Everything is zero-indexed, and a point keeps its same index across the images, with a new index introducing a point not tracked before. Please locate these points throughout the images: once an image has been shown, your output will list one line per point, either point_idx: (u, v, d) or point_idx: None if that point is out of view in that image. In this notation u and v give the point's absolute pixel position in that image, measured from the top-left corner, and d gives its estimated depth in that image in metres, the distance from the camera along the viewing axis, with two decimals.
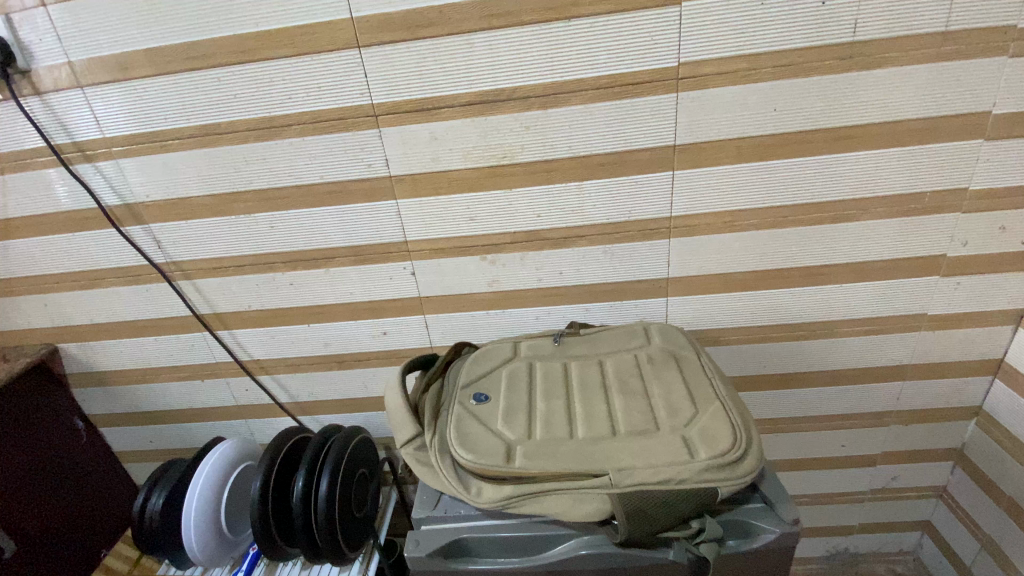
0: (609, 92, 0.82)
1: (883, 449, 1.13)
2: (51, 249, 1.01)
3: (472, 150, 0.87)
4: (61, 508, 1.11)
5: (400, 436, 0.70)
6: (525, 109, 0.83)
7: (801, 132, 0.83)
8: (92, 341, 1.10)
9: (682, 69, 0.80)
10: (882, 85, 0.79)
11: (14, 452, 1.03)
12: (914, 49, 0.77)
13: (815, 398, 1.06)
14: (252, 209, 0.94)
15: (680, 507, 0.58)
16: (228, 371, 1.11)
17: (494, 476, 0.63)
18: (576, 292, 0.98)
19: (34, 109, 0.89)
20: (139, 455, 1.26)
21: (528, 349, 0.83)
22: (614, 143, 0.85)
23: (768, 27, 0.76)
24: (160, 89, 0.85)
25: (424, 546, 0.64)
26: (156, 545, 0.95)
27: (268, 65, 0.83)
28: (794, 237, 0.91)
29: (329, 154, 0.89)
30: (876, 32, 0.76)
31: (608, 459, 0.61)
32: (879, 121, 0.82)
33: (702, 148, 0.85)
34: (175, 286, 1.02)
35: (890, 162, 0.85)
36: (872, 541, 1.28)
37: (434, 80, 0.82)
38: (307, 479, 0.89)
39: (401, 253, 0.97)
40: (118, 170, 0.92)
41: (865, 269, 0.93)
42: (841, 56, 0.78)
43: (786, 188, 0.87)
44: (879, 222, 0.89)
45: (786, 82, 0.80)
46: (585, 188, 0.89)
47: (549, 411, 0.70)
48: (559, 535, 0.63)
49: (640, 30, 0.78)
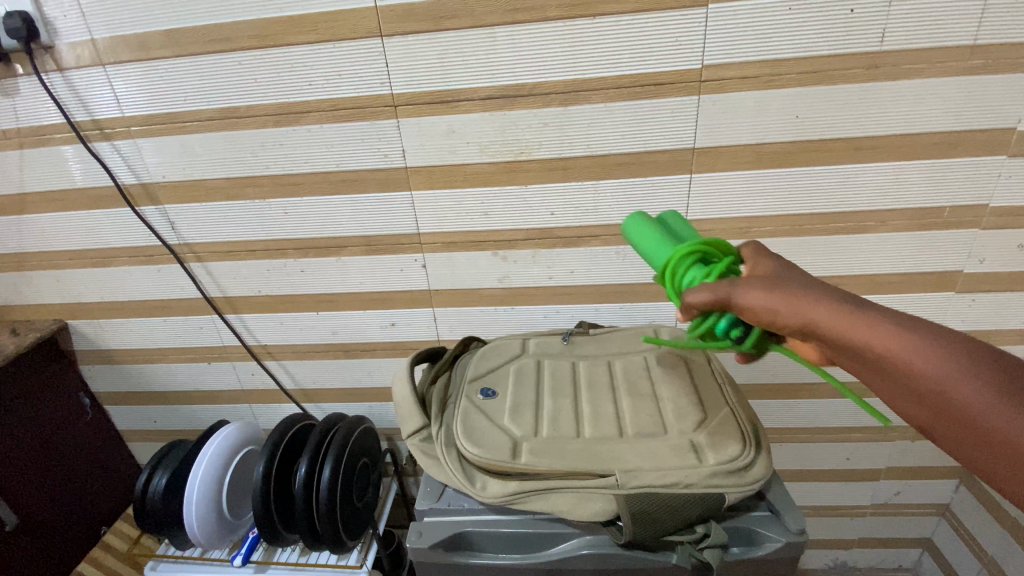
0: (630, 92, 0.81)
1: (887, 464, 1.12)
2: (66, 225, 1.01)
3: (490, 144, 0.86)
4: (65, 483, 1.12)
5: (406, 427, 0.70)
6: (545, 105, 0.83)
7: (823, 140, 0.82)
8: (101, 319, 1.11)
9: (705, 71, 0.79)
10: (906, 97, 0.78)
11: (22, 426, 1.03)
12: (941, 62, 0.76)
13: (821, 409, 1.06)
14: (267, 193, 0.94)
15: (686, 511, 0.57)
16: (235, 354, 1.12)
17: (500, 471, 0.62)
18: (586, 292, 0.97)
19: (55, 84, 0.89)
20: (143, 434, 1.27)
21: (537, 346, 0.83)
22: (633, 143, 0.84)
23: (795, 32, 0.76)
24: (181, 70, 0.86)
25: (427, 538, 0.64)
26: (157, 524, 0.96)
27: (290, 51, 0.83)
28: (809, 246, 0.90)
29: (347, 143, 0.88)
30: (903, 43, 0.75)
31: (614, 459, 0.61)
32: (902, 133, 0.81)
33: (720, 152, 0.84)
34: (187, 268, 1.03)
35: (910, 175, 0.84)
36: (872, 556, 1.27)
37: (454, 73, 0.82)
38: (310, 466, 0.89)
39: (413, 245, 0.97)
40: (135, 149, 0.92)
41: (879, 282, 0.92)
42: (867, 65, 0.77)
43: (804, 196, 0.86)
44: (897, 235, 0.88)
45: (810, 89, 0.79)
46: (601, 187, 0.88)
47: (556, 409, 0.69)
48: (562, 533, 0.62)
49: (664, 31, 0.77)
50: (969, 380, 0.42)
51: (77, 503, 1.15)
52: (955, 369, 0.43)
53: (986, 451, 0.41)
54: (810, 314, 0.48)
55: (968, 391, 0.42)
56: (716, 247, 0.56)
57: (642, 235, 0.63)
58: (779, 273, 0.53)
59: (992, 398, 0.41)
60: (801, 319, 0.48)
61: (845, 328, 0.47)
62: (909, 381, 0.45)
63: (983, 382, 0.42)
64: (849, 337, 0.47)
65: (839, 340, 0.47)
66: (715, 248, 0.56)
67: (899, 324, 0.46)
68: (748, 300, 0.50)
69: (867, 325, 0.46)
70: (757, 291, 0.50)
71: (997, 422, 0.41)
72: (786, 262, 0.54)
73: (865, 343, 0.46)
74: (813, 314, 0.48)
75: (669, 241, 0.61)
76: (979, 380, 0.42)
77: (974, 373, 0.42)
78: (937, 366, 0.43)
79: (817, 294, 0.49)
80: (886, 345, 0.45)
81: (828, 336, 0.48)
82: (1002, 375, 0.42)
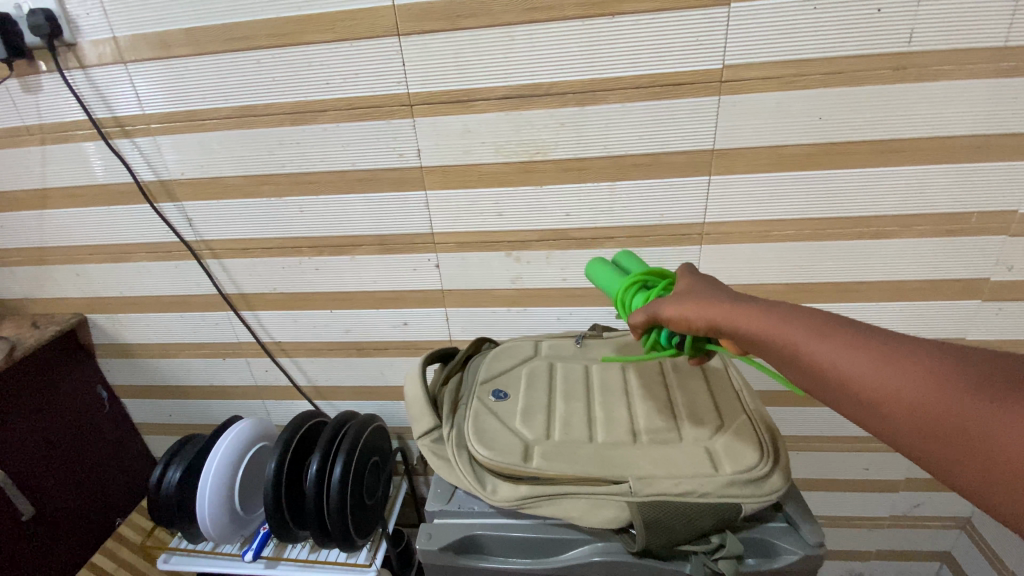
0: (648, 93, 0.80)
1: (907, 475, 1.09)
2: (86, 220, 1.03)
3: (506, 145, 0.86)
4: (81, 474, 1.14)
5: (418, 427, 0.70)
6: (562, 105, 0.82)
7: (847, 143, 0.80)
8: (120, 313, 1.12)
9: (725, 72, 0.78)
10: (934, 99, 0.76)
11: (41, 417, 1.05)
12: (971, 63, 0.74)
13: (840, 418, 1.04)
14: (283, 191, 0.94)
15: (701, 521, 0.56)
16: (249, 350, 1.13)
17: (511, 475, 0.62)
18: (600, 294, 0.96)
19: (77, 82, 0.90)
20: (158, 427, 1.29)
21: (550, 348, 0.82)
22: (650, 144, 0.83)
23: (818, 32, 0.74)
24: (200, 68, 0.86)
25: (436, 540, 0.63)
26: (170, 517, 0.97)
27: (308, 50, 0.83)
28: (830, 250, 0.88)
29: (363, 142, 0.88)
30: (931, 44, 0.73)
31: (627, 465, 0.60)
32: (929, 135, 0.79)
33: (740, 154, 0.83)
34: (203, 265, 1.04)
35: (937, 179, 0.81)
36: (889, 569, 1.24)
37: (471, 72, 0.82)
38: (321, 464, 0.89)
39: (426, 244, 0.96)
40: (155, 147, 0.93)
41: (902, 289, 0.90)
42: (893, 66, 0.75)
43: (826, 200, 0.84)
44: (921, 240, 0.86)
45: (834, 91, 0.77)
46: (617, 188, 0.87)
47: (568, 413, 0.69)
48: (574, 539, 0.61)
49: (684, 30, 0.76)
50: (835, 342, 0.44)
51: (92, 494, 1.17)
52: (824, 335, 0.45)
53: (866, 407, 0.42)
54: (705, 312, 0.53)
55: (837, 355, 0.44)
56: (656, 274, 0.65)
57: (596, 272, 0.72)
58: (692, 285, 0.59)
59: (854, 355, 0.43)
60: (699, 318, 0.54)
61: (735, 321, 0.51)
62: (792, 358, 0.47)
63: (851, 348, 0.43)
64: (738, 327, 0.51)
65: (734, 334, 0.51)
66: (657, 275, 0.64)
67: (777, 308, 0.50)
68: (666, 309, 0.56)
69: (749, 313, 0.50)
70: (671, 303, 0.56)
71: (860, 376, 0.42)
72: (702, 276, 0.61)
73: (750, 330, 0.50)
74: (708, 312, 0.53)
75: (618, 274, 0.69)
76: (844, 343, 0.44)
77: (836, 337, 0.45)
78: (807, 336, 0.46)
79: (712, 296, 0.55)
80: (766, 329, 0.49)
81: (726, 332, 0.52)
82: (863, 335, 0.44)
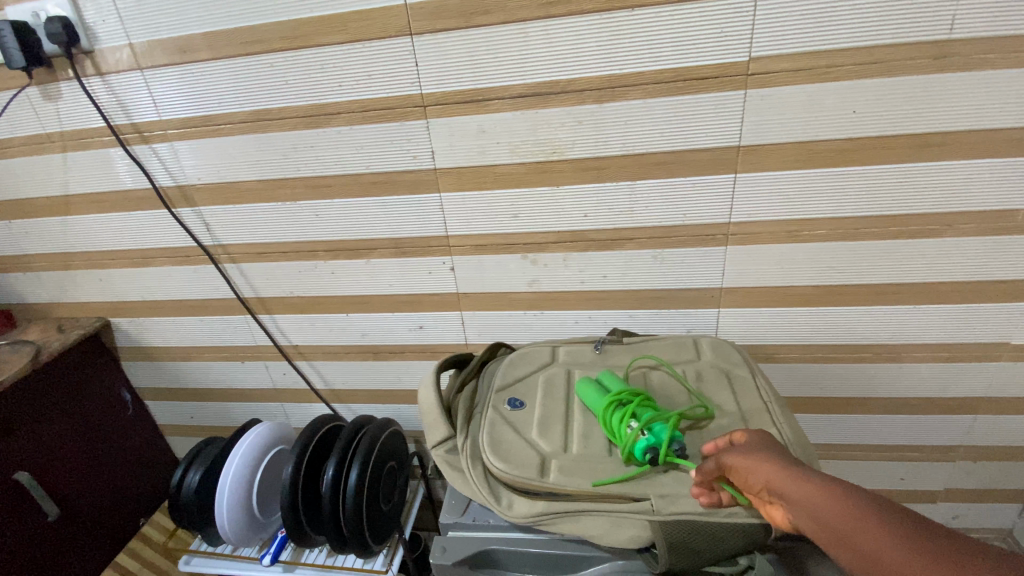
0: (671, 88, 0.76)
1: (946, 485, 1.04)
2: (108, 225, 1.04)
3: (521, 145, 0.83)
4: (104, 475, 1.16)
5: (432, 437, 0.68)
6: (580, 103, 0.79)
7: (884, 137, 0.75)
8: (141, 317, 1.14)
9: (752, 64, 0.74)
10: (980, 90, 0.71)
11: (65, 420, 1.07)
12: (1019, 49, 0.68)
13: (874, 426, 0.99)
14: (298, 195, 0.94)
15: (728, 543, 0.53)
16: (268, 354, 1.13)
17: (527, 490, 0.60)
18: (621, 297, 0.93)
19: (96, 89, 0.91)
20: (181, 429, 1.30)
21: (567, 355, 0.79)
22: (672, 142, 0.80)
23: (851, 21, 0.70)
24: (215, 73, 0.86)
25: (450, 554, 0.62)
26: (189, 520, 0.97)
27: (321, 52, 0.82)
28: (864, 251, 0.83)
29: (376, 144, 0.87)
30: (978, 30, 0.68)
31: (650, 483, 0.58)
32: (973, 128, 0.73)
33: (769, 151, 0.79)
34: (221, 269, 1.04)
35: (982, 175, 0.76)
36: None
37: (485, 71, 0.79)
38: (336, 470, 0.88)
39: (442, 247, 0.95)
40: (172, 151, 0.94)
41: (941, 291, 0.85)
42: (935, 55, 0.70)
43: (860, 197, 0.80)
44: (965, 240, 0.80)
45: (868, 82, 0.72)
46: (637, 188, 0.84)
47: (587, 425, 0.66)
48: (593, 557, 0.59)
49: (708, 21, 0.72)
50: (883, 526, 0.39)
51: (117, 495, 1.19)
52: (871, 516, 0.40)
53: None
54: (765, 472, 0.49)
55: (882, 540, 0.38)
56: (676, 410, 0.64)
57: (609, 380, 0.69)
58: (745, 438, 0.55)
59: (903, 546, 0.37)
60: (757, 476, 0.50)
61: (786, 486, 0.47)
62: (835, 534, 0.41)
63: (894, 532, 0.38)
64: (785, 490, 0.46)
65: (786, 502, 0.46)
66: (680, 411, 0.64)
67: (831, 480, 0.45)
68: (731, 457, 0.52)
69: (800, 480, 0.46)
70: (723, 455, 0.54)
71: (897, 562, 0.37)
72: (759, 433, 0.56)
73: (793, 492, 0.46)
74: (765, 473, 0.49)
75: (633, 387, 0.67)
76: (893, 531, 0.38)
77: (883, 521, 0.39)
78: (852, 513, 0.41)
79: (774, 456, 0.50)
80: (814, 496, 0.44)
81: (779, 497, 0.48)
82: (921, 530, 0.38)
